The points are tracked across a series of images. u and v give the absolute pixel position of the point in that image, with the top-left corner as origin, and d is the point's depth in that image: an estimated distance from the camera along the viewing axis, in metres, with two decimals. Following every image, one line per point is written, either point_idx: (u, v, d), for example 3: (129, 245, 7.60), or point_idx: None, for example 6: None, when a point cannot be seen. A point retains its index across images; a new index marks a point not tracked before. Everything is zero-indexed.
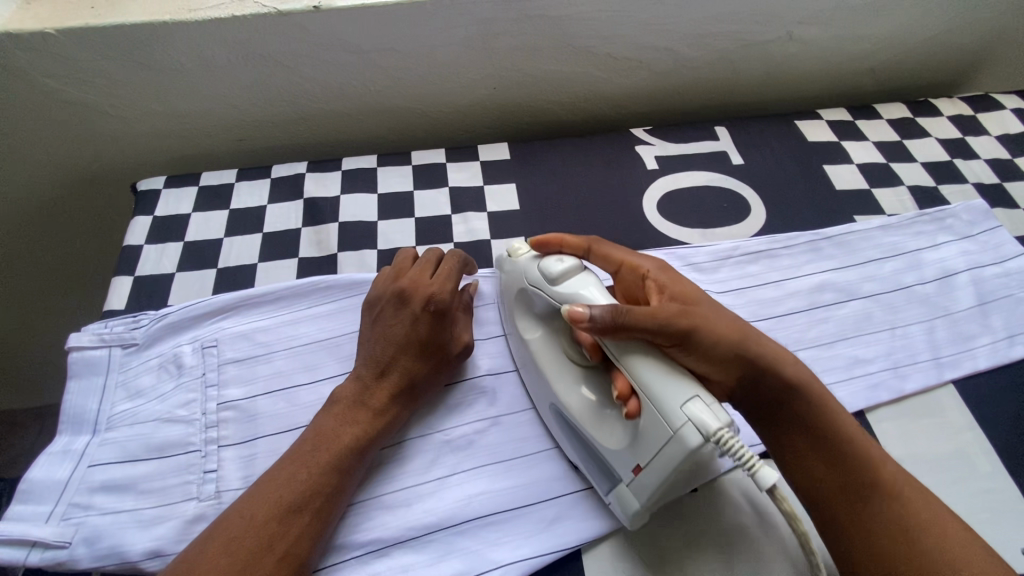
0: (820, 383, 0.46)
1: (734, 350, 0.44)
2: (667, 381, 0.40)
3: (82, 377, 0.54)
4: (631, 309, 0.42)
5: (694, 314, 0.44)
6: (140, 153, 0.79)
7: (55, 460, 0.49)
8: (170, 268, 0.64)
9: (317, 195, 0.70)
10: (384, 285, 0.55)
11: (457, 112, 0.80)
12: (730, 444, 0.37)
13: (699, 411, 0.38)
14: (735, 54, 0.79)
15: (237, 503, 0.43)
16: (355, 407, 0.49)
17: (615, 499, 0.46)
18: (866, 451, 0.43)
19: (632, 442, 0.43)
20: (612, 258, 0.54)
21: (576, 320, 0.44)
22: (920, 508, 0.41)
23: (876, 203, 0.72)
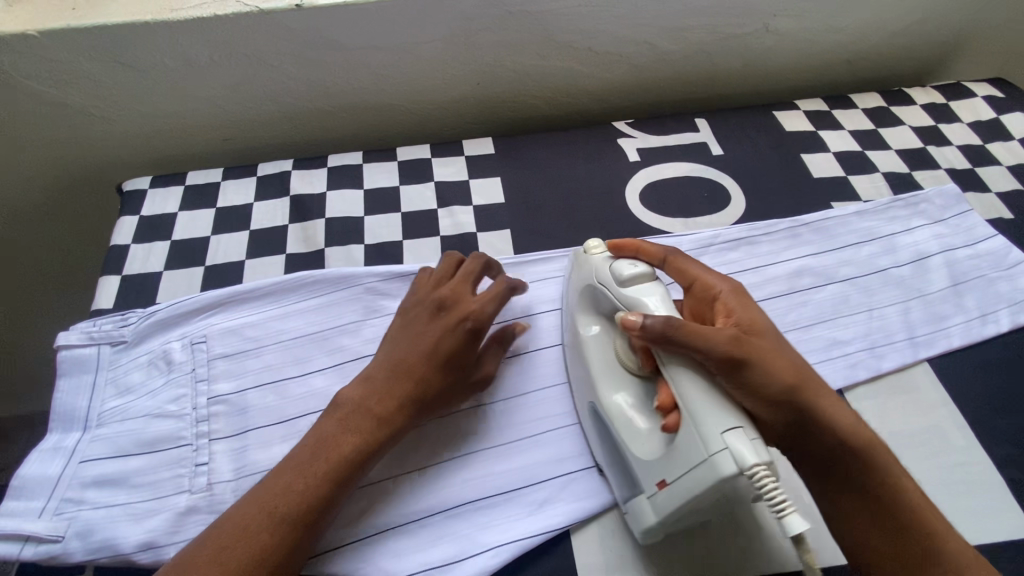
0: (883, 445, 0.46)
1: (788, 391, 0.44)
2: (711, 404, 0.41)
3: (72, 375, 0.54)
4: (686, 325, 0.43)
5: (753, 350, 0.44)
6: (125, 154, 0.79)
7: (46, 457, 0.50)
8: (157, 266, 0.64)
9: (303, 192, 0.71)
10: (426, 292, 0.54)
11: (442, 108, 0.81)
12: (765, 482, 0.37)
13: (738, 443, 0.39)
14: (713, 47, 0.81)
15: (235, 507, 0.44)
16: (356, 412, 0.48)
17: (632, 508, 0.47)
18: (919, 517, 0.44)
19: (663, 456, 0.43)
20: (688, 275, 0.51)
21: (630, 324, 0.45)
22: (936, 530, 0.44)
23: (852, 190, 0.74)
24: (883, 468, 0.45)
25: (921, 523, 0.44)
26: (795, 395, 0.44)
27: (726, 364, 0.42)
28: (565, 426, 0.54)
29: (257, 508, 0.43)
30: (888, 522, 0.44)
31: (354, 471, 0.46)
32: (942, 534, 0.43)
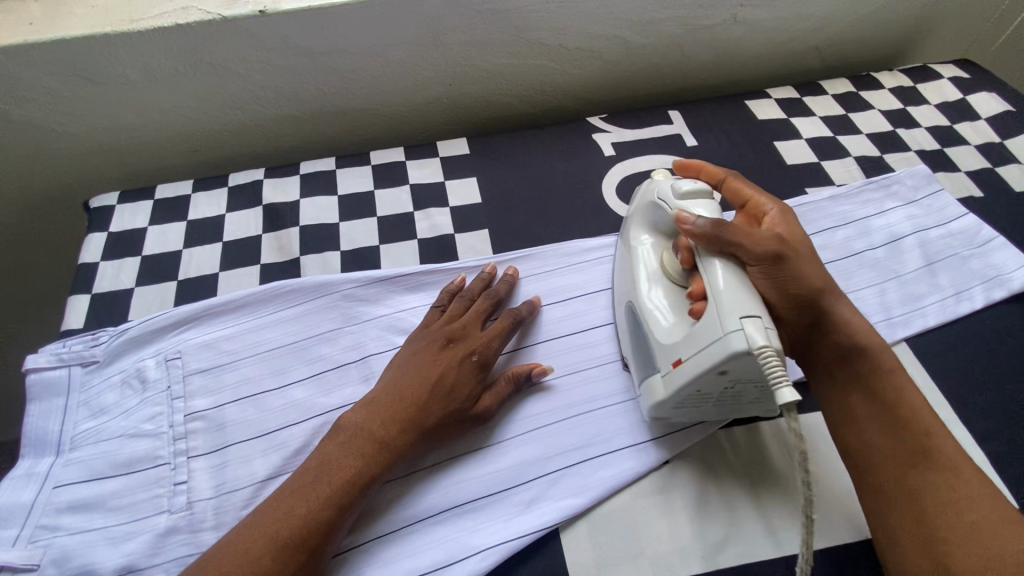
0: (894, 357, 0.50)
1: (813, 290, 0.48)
2: (737, 292, 0.44)
3: (42, 398, 0.52)
4: (734, 226, 0.47)
5: (790, 252, 0.48)
6: (91, 170, 0.77)
7: (18, 484, 0.48)
8: (128, 282, 0.63)
9: (276, 201, 0.70)
10: (437, 324, 0.55)
11: (414, 110, 0.80)
12: (770, 361, 0.40)
13: (753, 327, 0.42)
14: (683, 38, 0.81)
15: (229, 535, 0.43)
16: (357, 435, 0.47)
17: (647, 388, 0.51)
18: (921, 421, 0.47)
19: (683, 338, 0.47)
20: (743, 194, 0.57)
21: (681, 222, 0.49)
22: (926, 423, 0.46)
23: (825, 175, 0.75)
24: (886, 363, 0.49)
25: (913, 417, 0.47)
26: (821, 294, 0.49)
27: (764, 260, 0.47)
28: (554, 423, 0.54)
29: (256, 533, 0.42)
30: (883, 418, 0.47)
31: (355, 496, 0.45)
32: (931, 425, 0.46)
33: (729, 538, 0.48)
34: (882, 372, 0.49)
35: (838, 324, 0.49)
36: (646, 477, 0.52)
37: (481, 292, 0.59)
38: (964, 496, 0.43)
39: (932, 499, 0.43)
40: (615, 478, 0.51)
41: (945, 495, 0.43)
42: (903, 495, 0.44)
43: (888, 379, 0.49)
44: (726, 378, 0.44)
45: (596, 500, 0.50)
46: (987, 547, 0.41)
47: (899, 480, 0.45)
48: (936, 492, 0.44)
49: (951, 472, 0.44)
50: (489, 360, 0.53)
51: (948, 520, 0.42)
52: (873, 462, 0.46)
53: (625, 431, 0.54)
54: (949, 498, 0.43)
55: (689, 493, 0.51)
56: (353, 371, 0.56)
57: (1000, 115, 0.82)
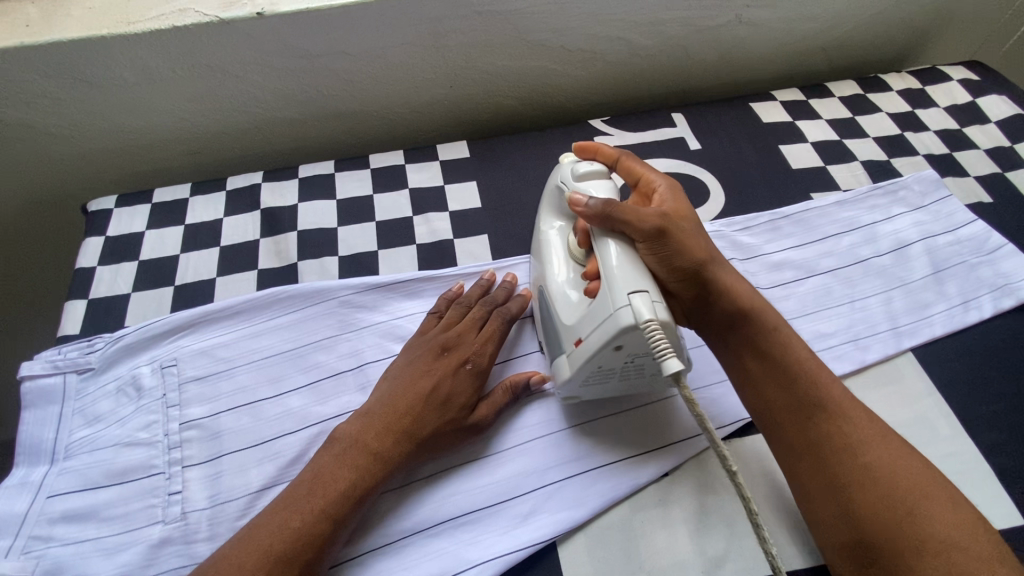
0: (782, 319, 0.51)
1: (699, 263, 0.50)
2: (626, 270, 0.45)
3: (38, 406, 0.52)
4: (623, 205, 0.48)
5: (676, 227, 0.49)
6: (89, 174, 0.77)
7: (12, 493, 0.48)
8: (125, 288, 0.63)
9: (274, 205, 0.69)
10: (435, 330, 0.55)
11: (414, 111, 0.79)
12: (654, 335, 0.41)
13: (641, 302, 0.43)
14: (687, 40, 0.80)
15: (225, 548, 0.43)
16: (352, 447, 0.47)
17: (555, 370, 0.51)
18: (814, 375, 0.48)
19: (582, 317, 0.48)
20: (634, 172, 0.56)
21: (575, 203, 0.49)
22: (818, 376, 0.48)
23: (830, 180, 0.73)
24: (773, 325, 0.50)
25: (803, 374, 0.48)
26: (705, 264, 0.50)
27: (651, 237, 0.48)
28: (549, 434, 0.53)
29: (249, 548, 0.42)
30: (778, 377, 0.49)
31: (350, 508, 0.45)
32: (821, 377, 0.48)
33: (730, 554, 0.48)
34: (770, 334, 0.50)
35: (726, 290, 0.50)
36: (645, 491, 0.51)
37: (481, 299, 0.58)
38: (857, 439, 0.45)
39: (831, 446, 0.45)
40: (614, 490, 0.50)
41: (841, 442, 0.45)
42: (805, 446, 0.46)
43: (776, 341, 0.50)
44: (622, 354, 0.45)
45: (596, 512, 0.49)
46: (884, 488, 0.42)
47: (800, 435, 0.46)
48: (833, 441, 0.45)
49: (844, 418, 0.46)
50: (484, 368, 0.53)
51: (846, 462, 0.44)
52: (776, 420, 0.48)
53: (623, 442, 0.53)
54: (844, 444, 0.45)
55: (686, 505, 0.50)
56: (350, 380, 0.55)
57: (1010, 118, 0.81)
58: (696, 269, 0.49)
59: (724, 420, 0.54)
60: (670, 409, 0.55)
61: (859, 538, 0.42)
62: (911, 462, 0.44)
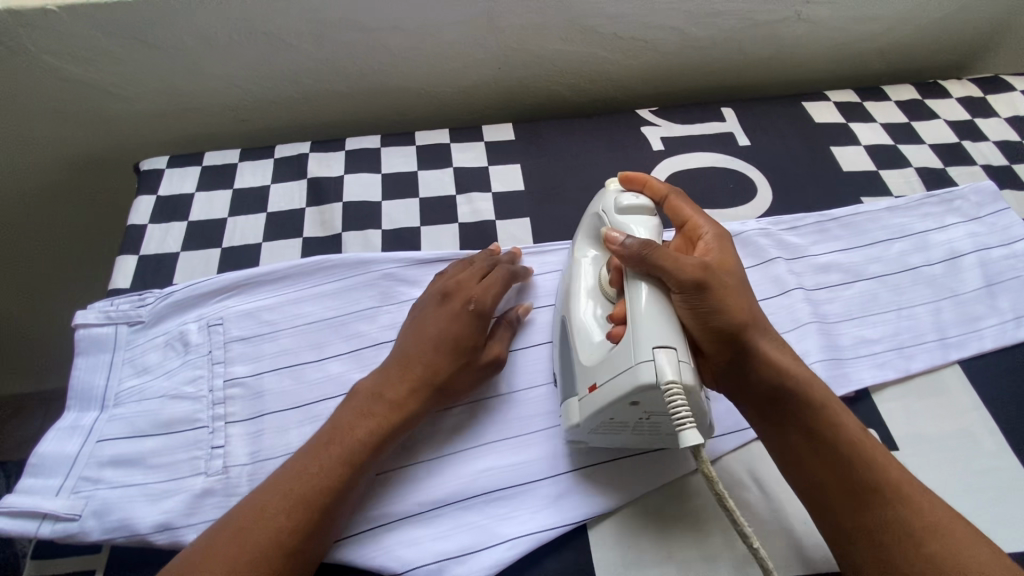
0: (830, 392, 0.48)
1: (739, 325, 0.47)
2: (656, 321, 0.44)
3: (89, 353, 0.54)
4: (662, 248, 0.46)
5: (717, 282, 0.47)
6: (141, 134, 0.79)
7: (64, 435, 0.49)
8: (174, 247, 0.64)
9: (320, 175, 0.70)
10: (438, 282, 0.56)
11: (460, 91, 0.79)
12: (673, 397, 0.41)
13: (665, 360, 0.42)
14: (743, 33, 0.78)
15: (257, 490, 0.44)
16: (370, 400, 0.48)
17: (563, 412, 0.50)
18: (867, 452, 0.45)
19: (600, 361, 0.46)
20: (682, 213, 0.54)
21: (610, 241, 0.48)
22: (875, 457, 0.45)
23: (882, 185, 0.72)
24: (823, 398, 0.47)
25: (851, 452, 0.45)
26: (745, 326, 0.47)
27: (687, 288, 0.46)
28: None
29: (276, 492, 0.43)
30: (823, 452, 0.45)
31: (371, 454, 0.46)
32: (871, 454, 0.45)
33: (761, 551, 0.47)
34: (816, 406, 0.46)
35: (767, 358, 0.47)
36: (678, 482, 0.51)
37: (478, 256, 0.58)
38: (919, 529, 0.41)
39: (885, 533, 0.42)
40: (649, 478, 0.50)
41: (899, 526, 0.42)
42: (857, 532, 0.43)
43: (823, 412, 0.46)
44: (636, 408, 0.44)
45: (628, 500, 0.49)
46: None
47: (849, 517, 0.43)
48: (891, 530, 0.42)
49: (904, 506, 0.42)
50: (488, 311, 0.53)
51: (905, 551, 0.41)
52: (822, 499, 0.44)
53: None
54: (903, 534, 0.41)
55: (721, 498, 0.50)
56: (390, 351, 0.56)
57: None
58: (734, 331, 0.47)
59: None
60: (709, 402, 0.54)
61: None
62: (982, 553, 0.40)
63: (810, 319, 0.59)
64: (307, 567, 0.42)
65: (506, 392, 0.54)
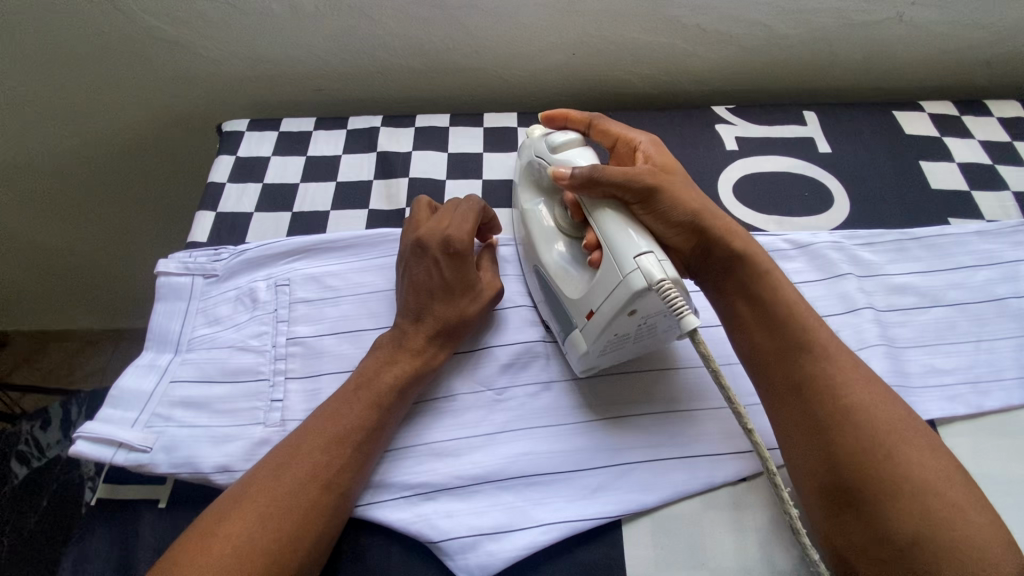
0: (769, 259, 0.51)
1: (695, 213, 0.51)
2: (628, 235, 0.45)
3: (168, 299, 0.57)
4: (608, 168, 0.48)
5: (665, 180, 0.50)
6: (226, 95, 0.83)
7: (141, 372, 0.53)
8: (249, 207, 0.67)
9: (390, 149, 0.71)
10: (405, 237, 0.57)
11: (532, 76, 0.79)
12: (670, 294, 0.41)
13: (649, 263, 0.42)
14: (835, 34, 0.74)
15: (296, 433, 0.48)
16: (394, 351, 0.52)
17: (569, 344, 0.50)
18: (803, 317, 0.48)
19: (587, 289, 0.47)
20: (611, 134, 0.59)
21: (559, 176, 0.50)
22: (806, 320, 0.48)
23: (974, 207, 0.67)
24: (763, 266, 0.50)
25: (787, 317, 0.48)
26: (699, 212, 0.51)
27: (643, 195, 0.49)
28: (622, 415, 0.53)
29: (310, 434, 0.47)
30: (763, 321, 0.49)
31: (397, 401, 0.50)
32: (803, 317, 0.48)
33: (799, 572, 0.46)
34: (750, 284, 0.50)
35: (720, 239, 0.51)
36: (715, 491, 0.50)
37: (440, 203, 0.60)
38: (837, 382, 0.45)
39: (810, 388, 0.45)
40: (688, 483, 0.50)
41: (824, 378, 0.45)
42: (785, 387, 0.46)
43: (764, 283, 0.50)
44: (637, 314, 0.45)
45: (664, 502, 0.49)
46: (862, 429, 0.42)
47: (784, 377, 0.47)
48: (813, 384, 0.45)
49: (827, 360, 0.46)
50: (467, 247, 0.55)
51: (827, 403, 0.44)
52: (762, 368, 0.48)
53: (693, 438, 0.52)
54: (826, 386, 0.45)
55: (761, 513, 0.49)
56: None
57: None
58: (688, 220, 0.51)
59: None
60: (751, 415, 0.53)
61: (838, 482, 0.42)
62: (889, 401, 0.45)
63: (876, 341, 0.56)
64: (344, 499, 0.45)
65: (546, 380, 0.55)
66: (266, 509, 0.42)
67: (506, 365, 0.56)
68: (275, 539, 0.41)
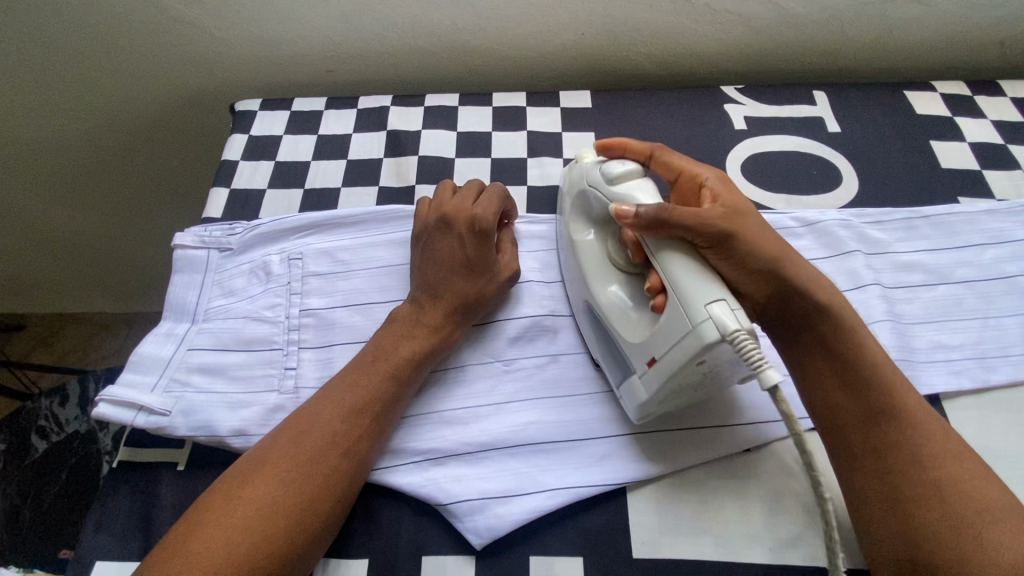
0: (855, 316, 0.48)
1: (770, 260, 0.47)
2: (699, 280, 0.43)
3: (185, 271, 0.59)
4: (677, 209, 0.45)
5: (739, 225, 0.47)
6: (238, 77, 0.84)
7: (160, 339, 0.54)
8: (262, 184, 0.68)
9: (400, 128, 0.72)
10: (428, 213, 0.58)
11: (541, 57, 0.79)
12: (746, 346, 0.39)
13: (721, 311, 0.40)
14: (847, 14, 0.74)
15: (314, 400, 0.49)
16: (413, 326, 0.53)
17: (627, 391, 0.49)
18: (889, 382, 0.45)
19: (651, 335, 0.45)
20: (674, 166, 0.54)
21: (620, 215, 0.47)
22: (894, 383, 0.45)
23: (984, 186, 0.67)
24: (850, 324, 0.47)
25: (875, 381, 0.45)
26: (775, 259, 0.47)
27: (714, 240, 0.46)
28: None
29: (328, 403, 0.47)
30: (845, 383, 0.45)
31: (412, 372, 0.51)
32: (891, 381, 0.45)
33: (802, 539, 0.47)
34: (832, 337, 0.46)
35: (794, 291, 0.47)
36: (720, 461, 0.51)
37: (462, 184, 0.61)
38: (927, 452, 0.42)
39: (894, 455, 0.42)
40: (693, 453, 0.51)
41: (911, 451, 0.42)
42: (866, 452, 0.43)
43: (850, 342, 0.46)
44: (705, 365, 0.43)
45: (669, 470, 0.50)
46: (950, 504, 0.39)
47: (865, 443, 0.43)
48: (899, 452, 0.42)
49: (915, 429, 0.43)
50: (492, 226, 0.56)
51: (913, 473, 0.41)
52: (842, 429, 0.45)
53: (701, 411, 0.53)
54: (914, 456, 0.41)
55: (764, 482, 0.50)
56: None
57: None
58: (763, 269, 0.47)
59: None
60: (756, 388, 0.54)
61: (917, 559, 0.39)
62: (983, 477, 0.41)
63: (883, 317, 0.57)
64: (360, 470, 0.46)
65: (554, 353, 0.56)
66: (286, 473, 0.43)
67: (516, 338, 0.57)
68: (292, 508, 0.42)
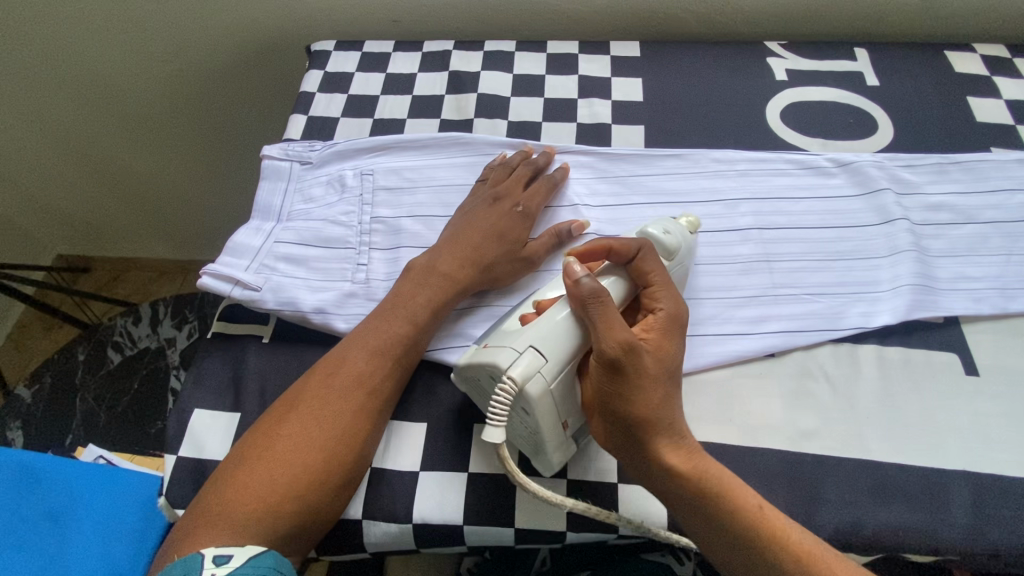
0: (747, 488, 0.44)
1: (650, 421, 0.44)
2: (560, 334, 0.46)
3: (271, 179, 0.66)
4: (607, 310, 0.44)
5: (641, 366, 0.44)
6: (311, 25, 0.91)
7: (251, 233, 0.62)
8: (335, 113, 0.75)
9: (461, 69, 0.78)
10: (489, 182, 0.64)
11: (593, 12, 0.84)
12: (502, 390, 0.43)
13: (529, 358, 0.44)
14: None
15: (378, 308, 0.55)
16: (463, 253, 0.58)
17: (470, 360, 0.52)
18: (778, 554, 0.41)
19: (507, 330, 0.48)
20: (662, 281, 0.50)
21: (569, 272, 0.47)
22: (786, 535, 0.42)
23: (1017, 139, 0.69)
24: (743, 501, 0.43)
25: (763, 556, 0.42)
26: (646, 419, 0.44)
27: (606, 362, 0.44)
28: None
29: (377, 329, 0.53)
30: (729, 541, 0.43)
31: (461, 289, 0.56)
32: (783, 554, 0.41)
33: (816, 432, 0.52)
34: (688, 498, 0.43)
35: (659, 444, 0.44)
36: (747, 363, 0.56)
37: (522, 163, 0.66)
38: None
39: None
40: (723, 354, 0.56)
41: None
42: None
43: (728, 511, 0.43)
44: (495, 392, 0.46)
45: (699, 367, 0.55)
46: None
47: None
48: None
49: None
50: (533, 211, 0.62)
51: None
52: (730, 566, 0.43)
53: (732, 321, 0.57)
54: None
55: (785, 383, 0.55)
56: None
57: None
58: (625, 418, 0.44)
59: (836, 325, 0.57)
60: (786, 303, 0.58)
61: None
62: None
63: (909, 247, 0.60)
64: (387, 398, 0.52)
65: None
66: (332, 397, 0.49)
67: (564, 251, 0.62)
68: (329, 428, 0.48)
